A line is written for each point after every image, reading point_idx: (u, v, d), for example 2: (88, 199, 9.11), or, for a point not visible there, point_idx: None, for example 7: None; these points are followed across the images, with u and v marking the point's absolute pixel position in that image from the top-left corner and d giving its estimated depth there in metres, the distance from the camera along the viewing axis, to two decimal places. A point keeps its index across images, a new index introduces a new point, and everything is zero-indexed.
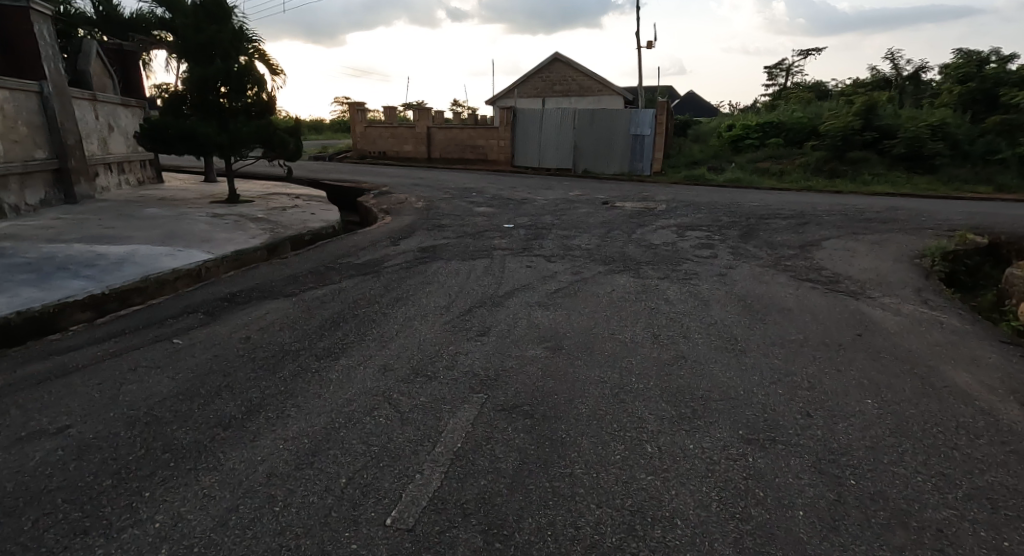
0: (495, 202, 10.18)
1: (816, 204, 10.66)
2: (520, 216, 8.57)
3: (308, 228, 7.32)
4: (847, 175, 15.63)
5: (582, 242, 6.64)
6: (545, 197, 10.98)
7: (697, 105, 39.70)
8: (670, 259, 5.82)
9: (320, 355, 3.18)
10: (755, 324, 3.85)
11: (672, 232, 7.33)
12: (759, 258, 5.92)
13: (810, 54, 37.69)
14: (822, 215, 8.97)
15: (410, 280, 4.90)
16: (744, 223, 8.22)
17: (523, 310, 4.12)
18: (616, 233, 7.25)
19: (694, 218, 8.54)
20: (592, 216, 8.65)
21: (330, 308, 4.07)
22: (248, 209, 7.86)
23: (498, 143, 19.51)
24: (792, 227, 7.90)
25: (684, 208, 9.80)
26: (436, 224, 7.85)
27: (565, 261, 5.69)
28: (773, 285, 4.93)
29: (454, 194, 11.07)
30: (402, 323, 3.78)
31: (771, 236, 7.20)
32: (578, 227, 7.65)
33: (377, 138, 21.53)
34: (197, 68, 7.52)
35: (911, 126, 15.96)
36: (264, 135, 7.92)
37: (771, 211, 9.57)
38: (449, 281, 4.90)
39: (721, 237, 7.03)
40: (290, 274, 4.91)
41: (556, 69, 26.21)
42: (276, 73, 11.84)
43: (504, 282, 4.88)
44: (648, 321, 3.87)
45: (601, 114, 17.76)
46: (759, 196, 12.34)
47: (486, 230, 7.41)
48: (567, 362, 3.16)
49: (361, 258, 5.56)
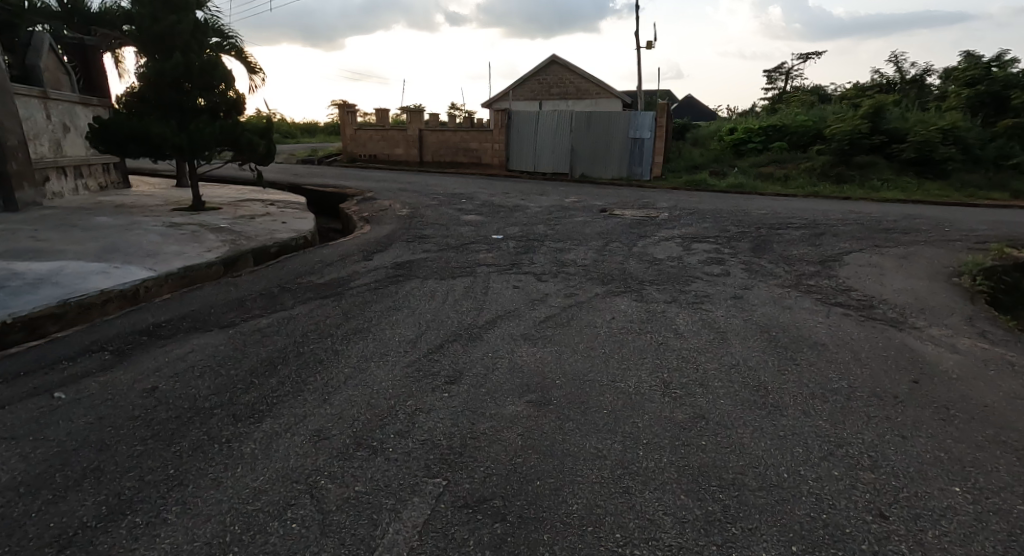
0: (485, 209, 9.51)
1: (828, 212, 10.01)
2: (511, 225, 7.92)
3: (275, 239, 6.64)
4: (854, 179, 15.00)
5: (577, 256, 5.99)
6: (539, 204, 10.32)
7: (696, 109, 39.12)
8: (676, 278, 5.16)
9: (238, 414, 2.48)
10: (783, 366, 3.18)
11: (676, 244, 6.68)
12: (776, 276, 5.27)
13: (811, 57, 37.16)
14: (836, 225, 8.33)
15: (375, 305, 4.20)
16: (754, 234, 7.57)
17: (503, 347, 3.43)
18: (615, 245, 6.60)
19: (699, 228, 7.89)
20: (589, 225, 8.00)
21: (271, 343, 3.35)
22: (212, 219, 7.18)
23: (492, 147, 18.86)
24: (807, 238, 7.25)
25: (687, 217, 9.14)
26: (419, 234, 7.18)
27: (558, 280, 5.04)
28: (796, 311, 4.27)
29: (442, 201, 10.40)
30: (354, 366, 3.09)
31: (786, 249, 6.55)
32: (573, 238, 6.99)
33: (367, 141, 20.87)
34: (154, 62, 6.85)
35: (920, 129, 15.34)
36: (229, 136, 7.25)
37: (780, 220, 8.92)
38: (422, 306, 4.21)
39: (731, 251, 6.38)
40: (235, 297, 4.20)
41: (553, 71, 25.59)
42: (255, 72, 11.20)
43: (485, 308, 4.20)
44: (654, 363, 3.19)
45: (599, 116, 17.14)
46: (765, 203, 11.70)
47: (472, 241, 6.75)
48: (556, 426, 2.47)
49: (325, 277, 4.88)
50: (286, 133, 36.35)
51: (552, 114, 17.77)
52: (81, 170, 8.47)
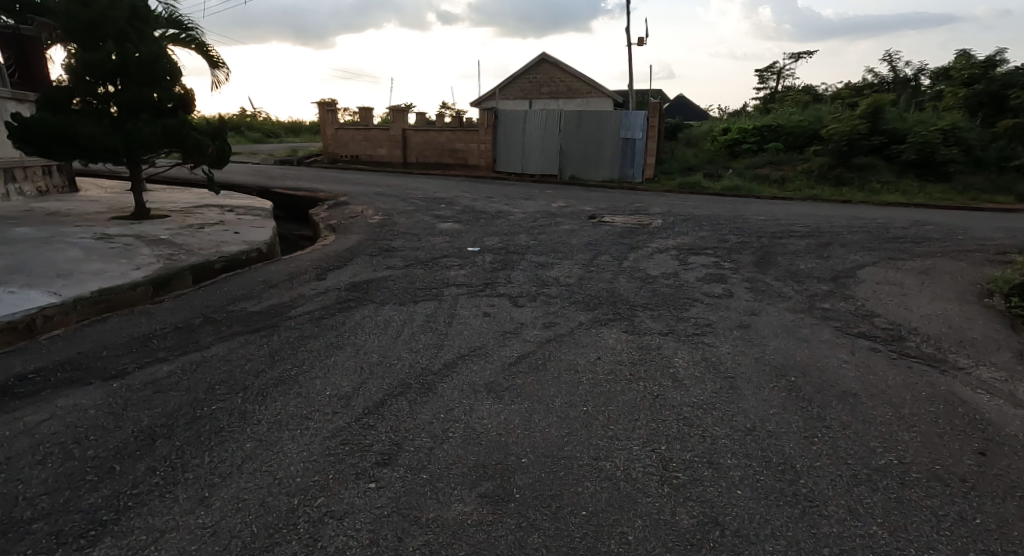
0: (464, 216, 8.81)
1: (830, 218, 9.43)
2: (491, 235, 7.24)
3: (222, 253, 5.93)
4: (854, 182, 14.45)
5: (561, 272, 5.32)
6: (523, 210, 9.64)
7: (688, 110, 38.63)
8: (673, 300, 4.51)
9: (66, 531, 1.76)
10: (811, 432, 2.50)
11: (670, 258, 6.03)
12: (786, 298, 4.61)
13: (803, 56, 36.72)
14: (842, 233, 7.69)
15: (312, 344, 3.48)
16: (755, 244, 6.93)
17: (459, 406, 2.73)
18: (603, 259, 5.93)
19: (695, 238, 7.24)
20: (576, 235, 7.32)
21: (163, 401, 2.63)
22: (154, 229, 6.44)
23: (479, 147, 18.15)
24: (814, 249, 6.62)
25: (681, 224, 8.50)
26: (386, 246, 6.48)
27: (537, 305, 4.36)
28: (814, 344, 3.61)
29: (419, 206, 9.69)
30: (260, 439, 2.36)
31: (793, 263, 5.92)
32: (556, 250, 6.32)
33: (348, 141, 20.07)
34: (83, 55, 6.17)
35: (920, 129, 14.80)
36: (173, 137, 6.55)
37: (782, 228, 8.29)
38: (370, 344, 3.50)
39: (731, 266, 5.73)
40: (141, 334, 3.47)
41: (543, 70, 24.91)
42: (218, 67, 10.49)
43: (446, 345, 3.51)
44: (647, 429, 2.50)
45: (589, 116, 16.51)
46: (763, 208, 11.10)
47: (444, 255, 6.05)
48: (513, 545, 1.79)
49: (263, 303, 4.17)
50: (270, 133, 35.45)
51: (540, 113, 17.10)
52: (14, 173, 7.82)
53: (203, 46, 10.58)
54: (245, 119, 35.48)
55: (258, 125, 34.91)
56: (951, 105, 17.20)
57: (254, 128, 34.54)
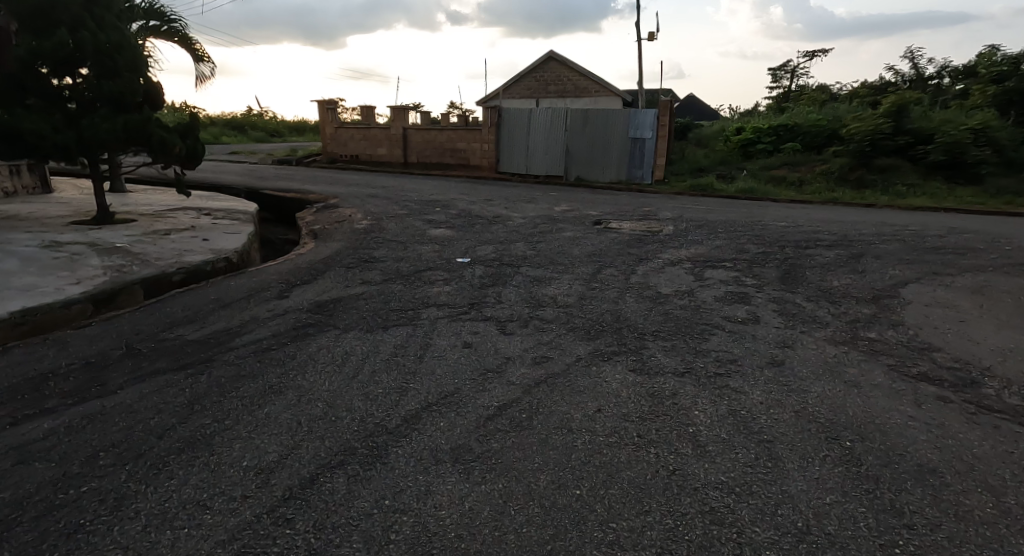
0: (459, 221, 8.17)
1: (857, 224, 8.70)
2: (485, 243, 6.59)
3: (183, 263, 5.34)
4: (877, 184, 13.68)
5: (560, 291, 4.67)
6: (523, 214, 8.99)
7: (700, 109, 37.76)
8: (688, 329, 3.86)
9: None
10: (889, 539, 1.81)
11: (684, 273, 5.37)
12: (821, 327, 3.94)
13: (817, 55, 35.72)
14: (873, 243, 6.97)
15: (247, 385, 2.83)
16: (777, 255, 6.25)
17: (413, 486, 2.07)
18: (607, 273, 5.28)
19: (710, 248, 6.56)
20: (579, 244, 6.66)
21: (21, 481, 1.99)
22: (113, 236, 5.86)
23: (481, 147, 17.51)
24: (845, 262, 5.93)
25: (695, 231, 7.81)
26: (367, 256, 5.84)
27: (528, 333, 3.71)
28: (864, 391, 2.93)
29: (413, 210, 9.07)
30: (127, 546, 1.72)
31: (822, 278, 5.24)
32: (555, 262, 5.67)
33: (348, 140, 19.50)
34: (30, 42, 5.60)
35: (948, 129, 13.98)
36: (133, 134, 6.00)
37: (805, 236, 7.58)
38: (319, 387, 2.85)
39: (753, 283, 5.05)
40: (40, 373, 2.85)
41: (551, 68, 24.24)
42: (203, 61, 9.95)
43: (412, 390, 2.85)
44: (661, 532, 1.84)
45: (596, 115, 15.84)
46: (782, 212, 10.40)
47: (430, 267, 5.41)
48: None
49: (205, 328, 3.54)
50: (275, 132, 35.16)
51: (545, 112, 16.44)
52: None
53: (187, 39, 10.00)
54: (249, 118, 35.16)
55: (262, 124, 34.59)
56: (977, 104, 16.36)
57: (258, 126, 34.21)
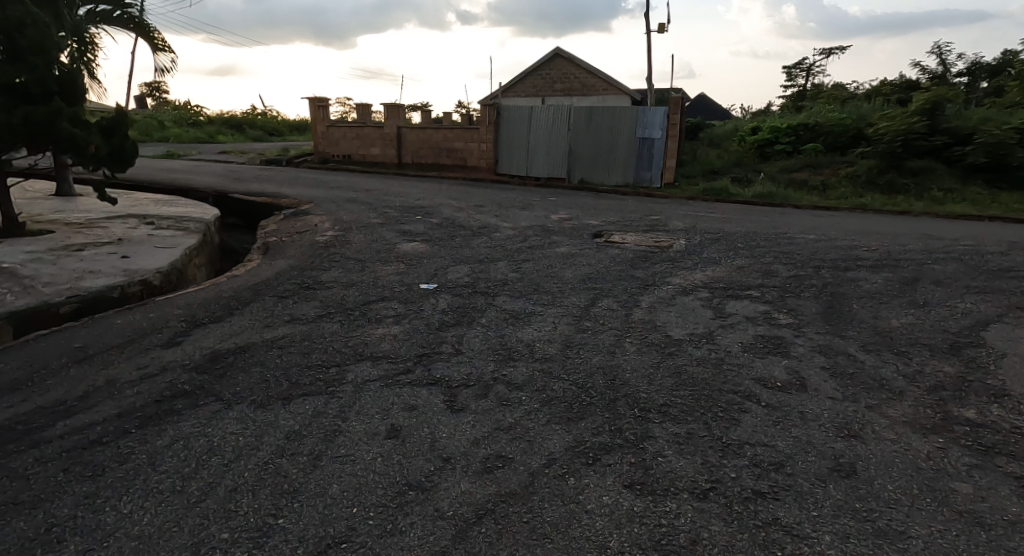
0: (438, 233, 7.14)
1: (896, 236, 7.70)
2: (460, 261, 5.57)
3: (80, 289, 4.31)
4: (909, 189, 12.87)
5: (541, 336, 3.64)
6: (515, 224, 8.00)
7: (711, 108, 36.57)
8: (708, 404, 2.80)
9: None
10: None
11: (699, 310, 4.32)
12: (893, 401, 2.85)
13: (833, 52, 34.55)
14: (924, 263, 5.94)
15: (13, 525, 1.77)
16: (811, 281, 5.26)
17: None
18: (603, 309, 4.24)
19: (728, 271, 5.55)
20: (573, 264, 5.63)
21: None
22: (7, 254, 4.85)
23: (479, 147, 16.48)
24: (902, 284, 5.13)
25: (710, 246, 6.79)
26: (312, 278, 4.81)
27: (484, 412, 2.65)
28: (999, 536, 1.84)
29: (391, 218, 8.10)
30: None
31: (874, 317, 4.21)
32: (542, 291, 4.64)
33: (340, 139, 18.48)
34: None
35: (988, 128, 13.10)
36: (36, 127, 5.03)
37: (839, 253, 6.58)
38: (130, 527, 1.79)
39: (789, 324, 4.00)
40: None
41: (557, 65, 23.15)
42: (162, 51, 8.99)
43: (278, 535, 1.79)
44: None
45: (602, 113, 14.75)
46: (808, 221, 9.45)
47: (385, 296, 4.39)
48: None
49: (20, 406, 2.48)
50: (274, 131, 34.42)
51: (547, 110, 15.36)
52: None
53: (145, 27, 9.03)
54: (246, 117, 34.24)
55: (259, 123, 33.70)
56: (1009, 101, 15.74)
57: (256, 125, 33.39)
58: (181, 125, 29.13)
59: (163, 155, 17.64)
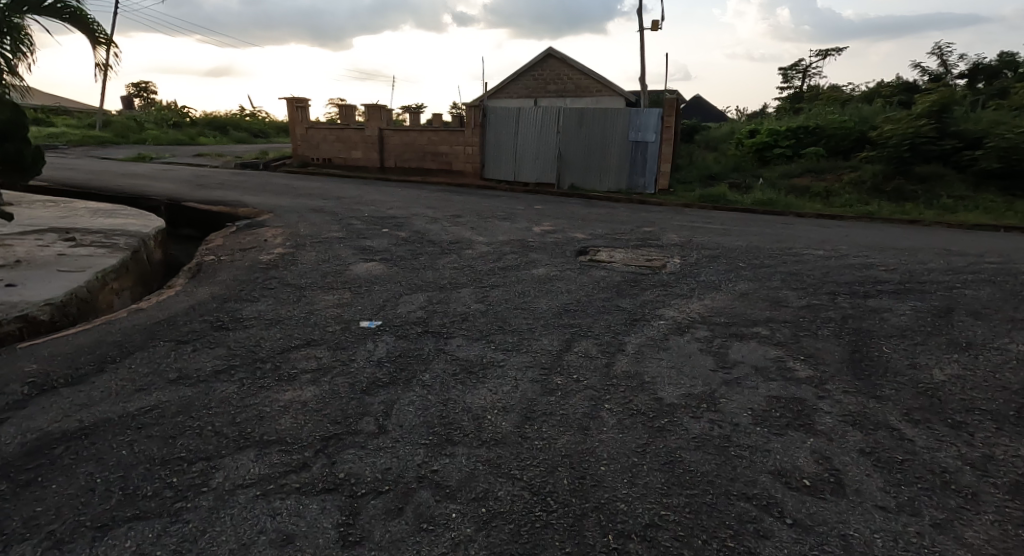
0: (402, 249, 6.36)
1: (912, 256, 7.05)
2: (419, 289, 4.79)
3: None
4: (919, 197, 12.26)
5: (496, 402, 2.84)
6: (492, 238, 7.23)
7: (705, 110, 35.97)
8: (715, 524, 2.00)
9: None
10: None
11: (696, 359, 3.52)
12: (972, 522, 2.04)
13: (831, 54, 33.95)
14: (952, 291, 5.26)
15: None
16: (828, 314, 4.53)
17: None
18: (579, 359, 3.44)
19: (730, 300, 4.79)
20: (550, 292, 4.85)
21: None
22: None
23: (465, 151, 15.67)
24: (939, 320, 4.47)
25: (708, 266, 6.04)
26: (231, 313, 3.99)
27: (393, 545, 1.83)
28: None
29: (354, 232, 7.30)
30: None
31: (913, 370, 3.44)
32: (509, 332, 3.84)
33: (320, 142, 17.62)
34: None
35: (1000, 132, 12.56)
36: None
37: (854, 277, 5.87)
38: None
39: (810, 381, 3.22)
40: None
41: (550, 65, 22.37)
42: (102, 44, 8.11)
43: None
44: None
45: (593, 116, 13.99)
46: (814, 232, 8.76)
47: (313, 337, 3.57)
48: None
49: None
50: (260, 132, 33.56)
51: (536, 112, 14.57)
52: None
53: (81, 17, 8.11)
54: (230, 118, 33.22)
55: (243, 124, 32.71)
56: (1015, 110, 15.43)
57: (241, 127, 32.46)
58: (160, 124, 28.17)
59: (131, 158, 16.67)
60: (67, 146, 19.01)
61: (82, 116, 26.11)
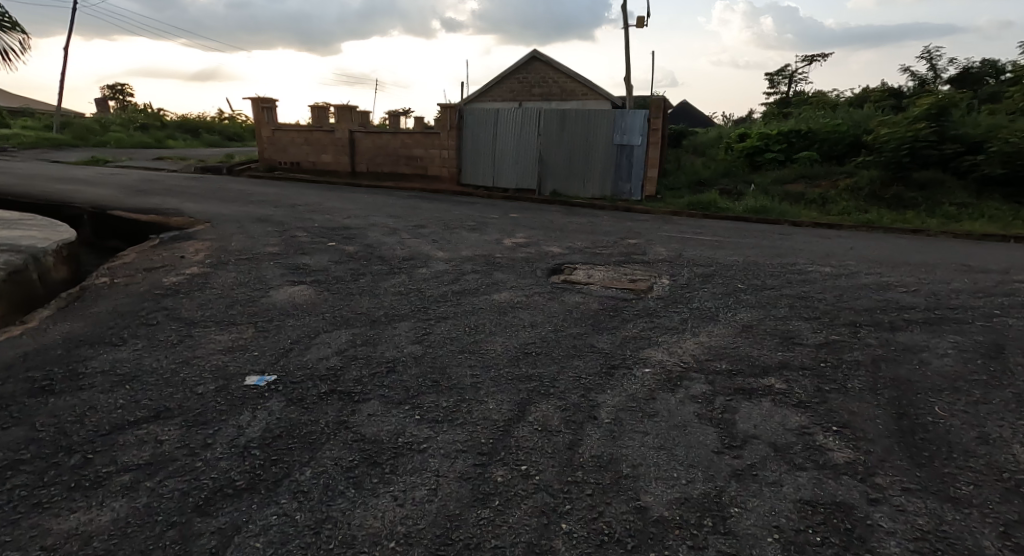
0: (344, 268, 5.40)
1: (928, 274, 6.23)
2: (346, 324, 3.83)
3: None
4: (919, 204, 11.50)
5: (400, 526, 1.89)
6: (454, 253, 6.28)
7: (692, 115, 35.41)
8: None
9: None
10: None
11: (694, 435, 2.60)
12: None
13: (816, 58, 33.59)
14: (988, 325, 4.42)
15: None
16: (853, 357, 3.65)
17: None
18: (534, 438, 2.49)
19: (731, 338, 3.88)
20: (510, 327, 3.91)
21: None
22: None
23: (441, 154, 14.72)
24: (987, 366, 3.59)
25: (702, 288, 5.14)
26: (76, 361, 2.98)
27: None
28: None
29: (295, 246, 6.31)
30: None
31: (982, 453, 2.54)
32: (445, 391, 2.89)
33: (287, 144, 16.54)
34: None
35: (1003, 136, 11.88)
36: None
37: (871, 302, 5.00)
38: None
39: (854, 477, 2.30)
40: None
41: (535, 68, 21.49)
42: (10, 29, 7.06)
43: None
44: None
45: (575, 118, 13.12)
46: (815, 244, 7.93)
47: (168, 403, 2.57)
48: None
49: None
50: (234, 135, 32.40)
51: (516, 113, 13.66)
52: None
53: None
54: (203, 120, 31.96)
55: (217, 126, 31.47)
56: (1011, 114, 14.83)
57: (214, 129, 31.24)
58: (128, 126, 26.99)
59: (83, 161, 15.56)
60: (18, 148, 17.80)
61: (43, 117, 24.81)
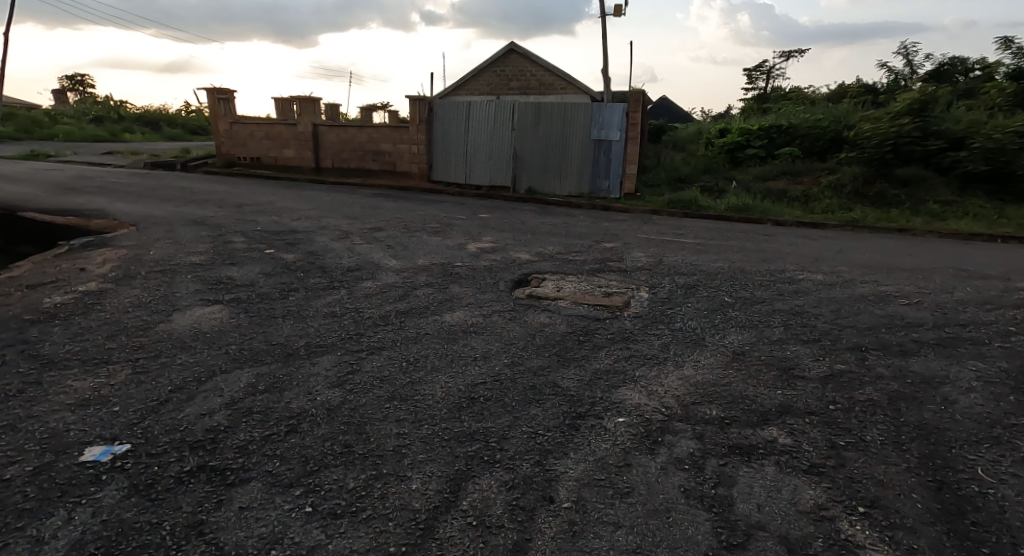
0: (274, 282, 4.66)
1: (926, 282, 5.70)
2: (252, 359, 3.10)
3: None
4: (904, 202, 11.08)
5: None
6: (408, 262, 5.57)
7: (672, 110, 34.97)
8: None
9: None
10: None
11: (681, 527, 1.95)
12: None
13: (793, 54, 33.45)
14: (1005, 347, 3.86)
15: None
16: (865, 395, 3.04)
17: None
18: (464, 543, 1.81)
19: (722, 372, 3.25)
20: (457, 361, 3.22)
21: None
22: None
23: (409, 149, 13.93)
24: (1020, 405, 3.00)
25: (685, 303, 4.52)
26: None
27: None
28: None
29: (225, 254, 5.54)
30: None
31: None
32: (356, 465, 2.19)
33: (247, 139, 15.58)
34: None
35: (987, 132, 11.52)
36: None
37: (871, 318, 4.43)
38: None
39: None
40: None
41: (512, 61, 20.72)
42: None
43: None
44: None
45: (551, 111, 12.43)
46: (802, 247, 7.40)
47: None
48: None
49: None
50: (199, 129, 31.11)
51: (488, 106, 12.92)
52: None
53: None
54: (165, 113, 30.59)
55: (179, 120, 30.15)
56: (992, 109, 14.54)
57: (177, 124, 29.94)
58: (83, 119, 25.61)
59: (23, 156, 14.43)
60: None
61: None
